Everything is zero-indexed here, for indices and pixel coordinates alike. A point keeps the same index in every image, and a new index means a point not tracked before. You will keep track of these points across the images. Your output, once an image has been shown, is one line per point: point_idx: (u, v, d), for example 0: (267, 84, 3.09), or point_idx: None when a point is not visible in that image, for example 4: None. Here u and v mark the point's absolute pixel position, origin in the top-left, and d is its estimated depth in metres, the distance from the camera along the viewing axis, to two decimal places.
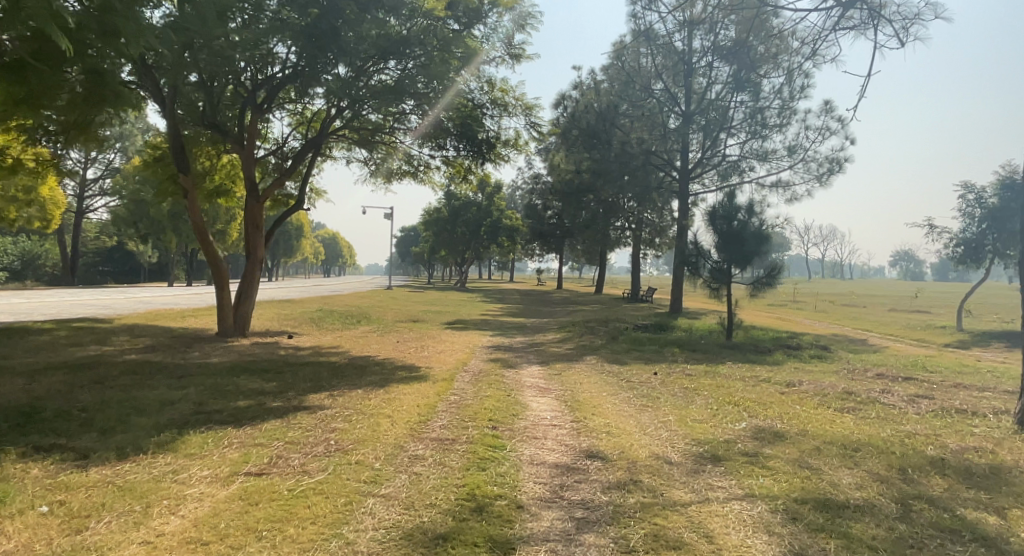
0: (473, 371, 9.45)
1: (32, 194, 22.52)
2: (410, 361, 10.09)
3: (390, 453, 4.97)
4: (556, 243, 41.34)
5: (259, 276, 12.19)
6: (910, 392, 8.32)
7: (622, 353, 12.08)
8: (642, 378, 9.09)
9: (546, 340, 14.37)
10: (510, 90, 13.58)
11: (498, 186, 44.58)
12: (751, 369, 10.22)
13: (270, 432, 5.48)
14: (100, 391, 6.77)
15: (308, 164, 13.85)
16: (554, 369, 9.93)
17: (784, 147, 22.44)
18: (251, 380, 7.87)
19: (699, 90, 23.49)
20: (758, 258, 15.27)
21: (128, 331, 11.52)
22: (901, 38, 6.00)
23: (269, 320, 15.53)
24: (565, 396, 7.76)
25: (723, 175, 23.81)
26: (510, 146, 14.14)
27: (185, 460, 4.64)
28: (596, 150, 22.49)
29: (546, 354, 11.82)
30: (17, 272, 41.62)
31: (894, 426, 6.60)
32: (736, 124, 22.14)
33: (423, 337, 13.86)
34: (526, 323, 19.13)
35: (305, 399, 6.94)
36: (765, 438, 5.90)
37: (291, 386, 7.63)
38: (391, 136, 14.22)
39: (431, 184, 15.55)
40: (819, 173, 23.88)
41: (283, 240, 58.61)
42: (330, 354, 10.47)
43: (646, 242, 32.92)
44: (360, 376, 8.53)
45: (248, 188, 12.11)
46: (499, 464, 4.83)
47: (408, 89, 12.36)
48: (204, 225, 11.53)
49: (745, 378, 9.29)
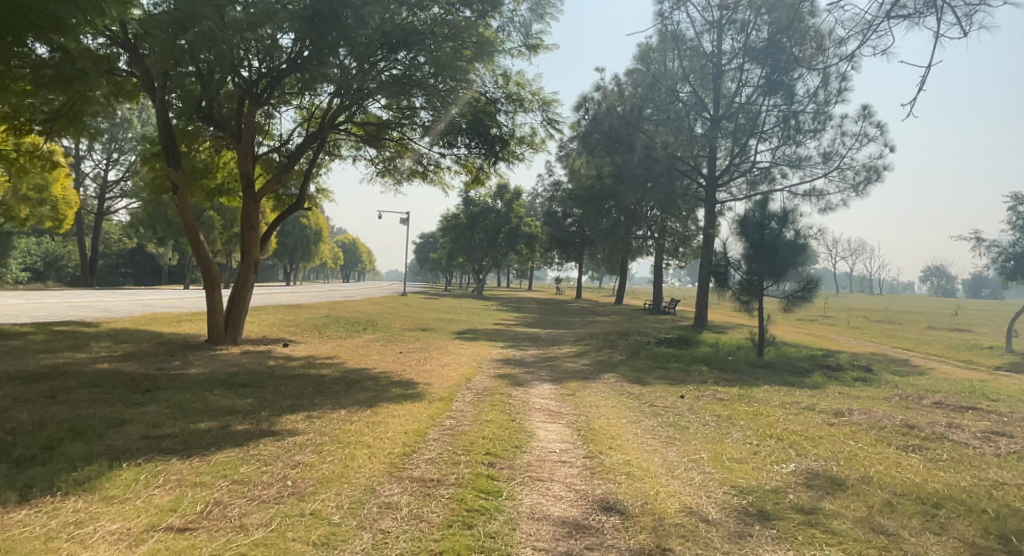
0: (476, 389, 8.45)
1: (44, 193, 22.24)
2: (409, 376, 9.13)
3: (356, 501, 4.01)
4: (576, 252, 40.45)
5: (252, 280, 11.36)
6: (982, 427, 7.14)
7: (643, 370, 10.99)
8: (666, 403, 8.02)
9: (561, 353, 13.35)
10: (526, 84, 12.60)
11: (518, 192, 43.65)
12: (791, 395, 9.07)
13: (220, 466, 4.55)
14: (44, 409, 5.91)
15: (312, 161, 13.05)
16: (568, 388, 8.89)
17: (818, 153, 21.23)
18: (224, 397, 6.97)
19: (729, 93, 22.36)
20: (793, 270, 14.10)
21: (112, 336, 10.75)
22: (964, 27, 4.88)
23: (269, 326, 14.70)
24: (577, 423, 6.75)
25: (752, 183, 22.63)
26: (525, 144, 13.19)
27: (98, 508, 3.73)
28: (618, 154, 21.57)
29: (560, 370, 10.80)
30: (39, 272, 41.85)
31: (974, 472, 5.48)
32: (767, 129, 20.97)
33: (429, 348, 12.92)
34: (542, 334, 18.13)
35: (278, 421, 6.02)
36: (822, 488, 4.82)
37: (266, 405, 6.70)
38: (401, 134, 13.38)
39: (441, 184, 14.67)
40: (855, 181, 22.59)
41: (301, 245, 58.26)
42: (322, 366, 9.54)
43: (668, 252, 31.71)
44: (348, 393, 7.58)
45: (243, 185, 11.28)
46: (489, 519, 3.84)
47: (417, 80, 11.49)
48: (194, 224, 10.70)
49: (786, 406, 8.16)
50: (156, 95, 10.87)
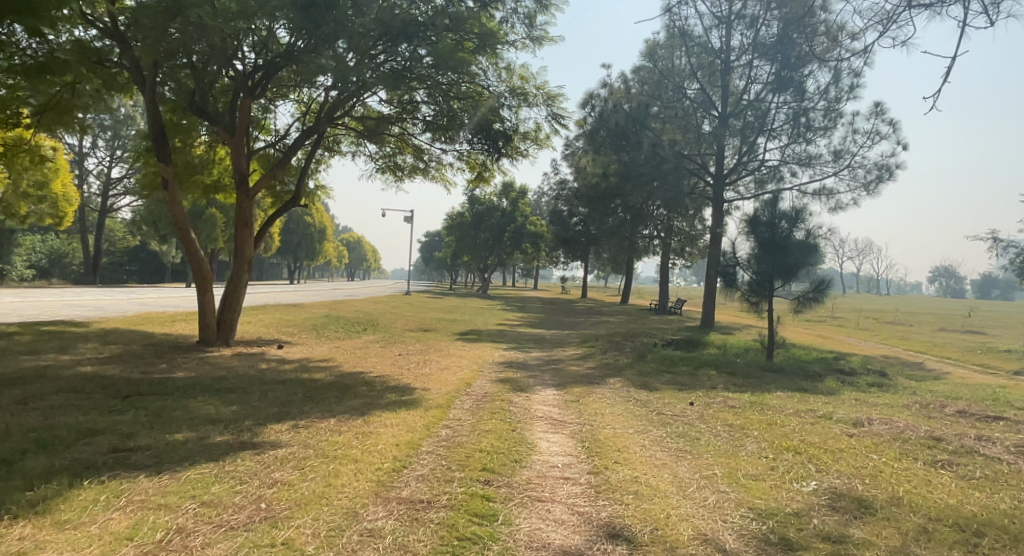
0: (476, 395, 8.05)
1: (44, 190, 21.92)
2: (406, 381, 8.74)
3: (337, 527, 3.63)
4: (581, 251, 40.11)
5: (246, 279, 11.00)
6: (1014, 440, 6.69)
7: (651, 375, 10.57)
8: (676, 411, 7.60)
9: (566, 356, 12.92)
10: (531, 78, 12.20)
11: (523, 190, 43.24)
12: (806, 402, 8.64)
13: (189, 485, 4.17)
14: (13, 417, 5.55)
15: (309, 157, 12.68)
16: (572, 394, 8.48)
17: (829, 151, 20.77)
18: (207, 403, 6.59)
19: (737, 90, 21.88)
20: (805, 271, 13.65)
21: (101, 336, 10.41)
22: (990, 16, 4.51)
23: (266, 326, 14.33)
24: (581, 433, 6.35)
25: (761, 181, 22.16)
26: (529, 140, 12.79)
27: (46, 535, 3.36)
28: (625, 152, 21.10)
29: (564, 374, 10.39)
30: (44, 269, 41.54)
31: (1011, 491, 5.05)
32: (776, 126, 20.48)
33: (429, 350, 12.53)
34: (546, 335, 17.70)
35: (260, 432, 5.62)
36: (849, 511, 4.39)
37: (251, 413, 6.32)
38: (401, 129, 13.00)
39: (442, 181, 14.29)
40: (866, 180, 22.11)
41: (305, 243, 57.93)
42: (315, 370, 9.15)
43: (675, 252, 31.24)
44: (340, 400, 7.19)
45: (237, 181, 10.91)
46: (482, 551, 3.46)
47: (415, 73, 11.12)
48: (185, 221, 10.33)
49: (801, 414, 7.73)
50: (146, 86, 10.50)
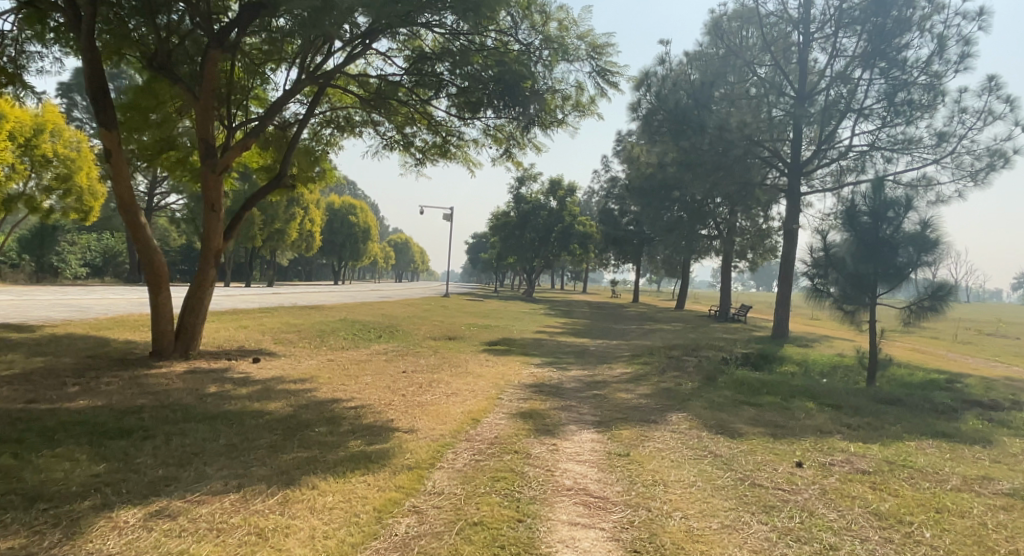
0: (480, 442, 5.59)
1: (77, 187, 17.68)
2: (389, 417, 6.32)
3: None
4: (633, 252, 37.04)
5: (211, 276, 8.89)
6: None
7: (727, 408, 7.88)
8: (780, 482, 4.94)
9: (613, 377, 10.29)
10: (572, 23, 9.55)
11: (573, 189, 40.56)
12: (970, 465, 5.82)
13: None
14: None
15: (300, 131, 10.48)
16: (619, 443, 5.92)
17: (930, 133, 17.46)
18: (63, 460, 4.33)
19: (816, 69, 18.70)
20: (924, 271, 10.51)
21: (34, 344, 8.43)
22: None
23: (260, 333, 12.25)
24: (631, 531, 3.83)
25: (842, 172, 18.98)
26: (569, 104, 10.20)
27: None
28: (685, 139, 18.16)
29: (610, 406, 7.77)
30: (97, 268, 41.03)
31: None
32: (866, 106, 17.14)
33: (442, 366, 10.11)
34: (591, 347, 15.00)
35: (84, 529, 3.32)
36: None
37: (115, 480, 4.06)
38: (412, 93, 10.59)
39: (466, 160, 11.85)
40: (974, 169, 18.61)
41: (350, 243, 56.40)
42: (275, 396, 6.86)
43: (740, 253, 27.98)
44: (272, 454, 4.85)
45: (203, 152, 8.74)
46: None
47: (420, 16, 8.71)
48: (133, 203, 8.23)
49: (977, 491, 5.05)
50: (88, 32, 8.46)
